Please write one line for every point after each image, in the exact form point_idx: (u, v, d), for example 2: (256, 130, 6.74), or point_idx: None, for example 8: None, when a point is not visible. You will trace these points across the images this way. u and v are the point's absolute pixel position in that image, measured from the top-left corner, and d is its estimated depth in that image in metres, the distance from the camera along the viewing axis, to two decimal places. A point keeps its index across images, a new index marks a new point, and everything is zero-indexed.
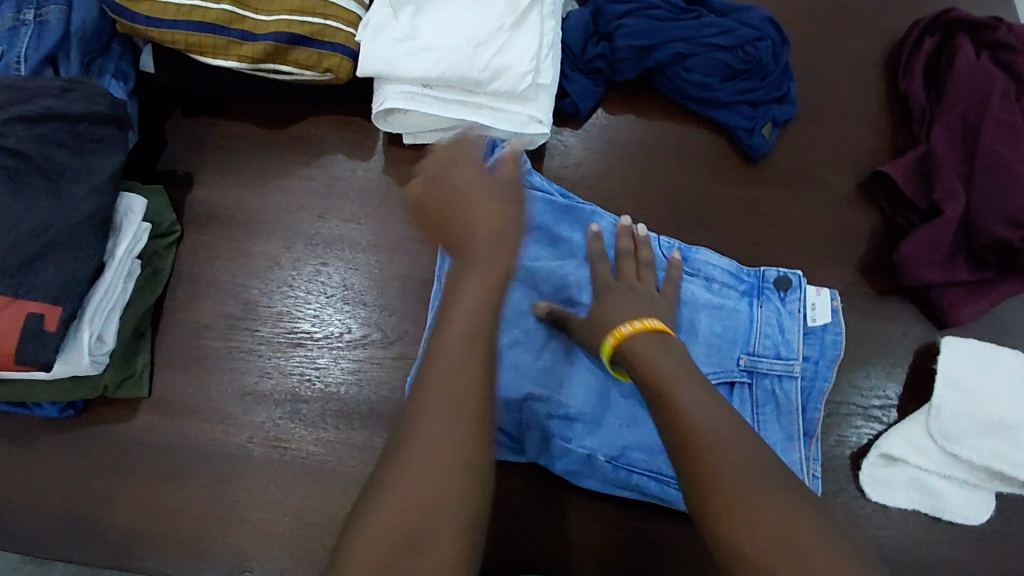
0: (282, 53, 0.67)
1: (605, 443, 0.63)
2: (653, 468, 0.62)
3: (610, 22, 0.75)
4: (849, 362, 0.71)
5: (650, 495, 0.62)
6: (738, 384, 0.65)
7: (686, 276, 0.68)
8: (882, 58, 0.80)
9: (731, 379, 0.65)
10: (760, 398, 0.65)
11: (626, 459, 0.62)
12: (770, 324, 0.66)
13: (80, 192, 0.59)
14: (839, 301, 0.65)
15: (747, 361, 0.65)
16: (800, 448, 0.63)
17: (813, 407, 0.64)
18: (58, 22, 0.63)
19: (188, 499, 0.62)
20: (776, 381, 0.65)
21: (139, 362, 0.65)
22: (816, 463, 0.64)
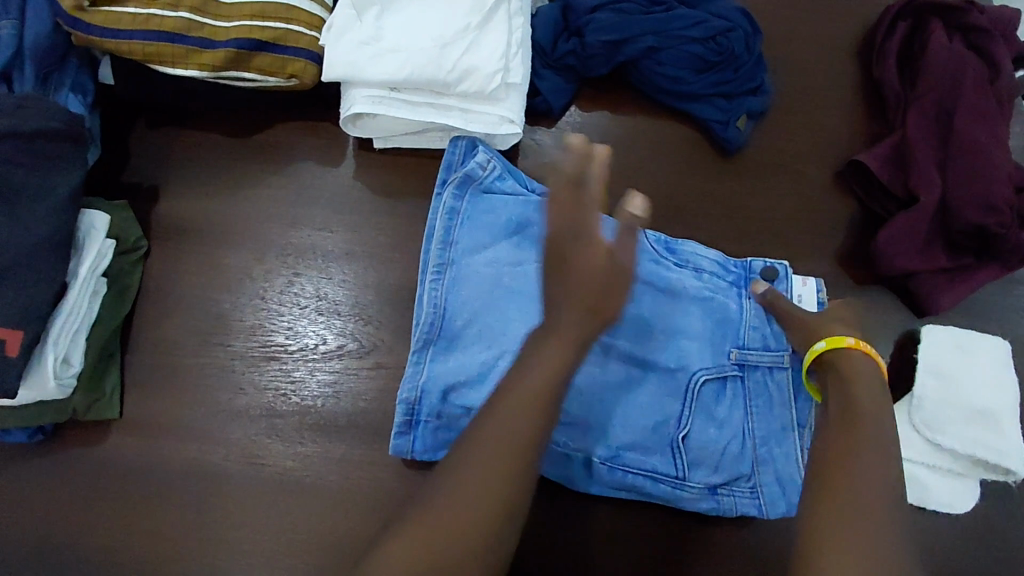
0: (242, 61, 0.65)
1: (600, 443, 0.62)
2: (650, 467, 0.62)
3: (580, 17, 0.73)
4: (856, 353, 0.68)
5: (650, 495, 0.62)
6: (732, 377, 0.63)
7: (675, 267, 0.67)
8: (856, 46, 0.80)
9: (722, 373, 0.63)
10: (753, 390, 0.63)
11: (624, 459, 0.62)
12: (759, 314, 0.65)
13: (39, 212, 0.57)
14: (826, 293, 0.65)
15: (738, 354, 0.64)
16: (794, 439, 0.62)
17: (804, 397, 0.63)
18: (11, 36, 0.62)
19: (164, 519, 0.61)
20: (767, 373, 0.63)
21: (108, 383, 0.63)
22: (810, 452, 0.62)
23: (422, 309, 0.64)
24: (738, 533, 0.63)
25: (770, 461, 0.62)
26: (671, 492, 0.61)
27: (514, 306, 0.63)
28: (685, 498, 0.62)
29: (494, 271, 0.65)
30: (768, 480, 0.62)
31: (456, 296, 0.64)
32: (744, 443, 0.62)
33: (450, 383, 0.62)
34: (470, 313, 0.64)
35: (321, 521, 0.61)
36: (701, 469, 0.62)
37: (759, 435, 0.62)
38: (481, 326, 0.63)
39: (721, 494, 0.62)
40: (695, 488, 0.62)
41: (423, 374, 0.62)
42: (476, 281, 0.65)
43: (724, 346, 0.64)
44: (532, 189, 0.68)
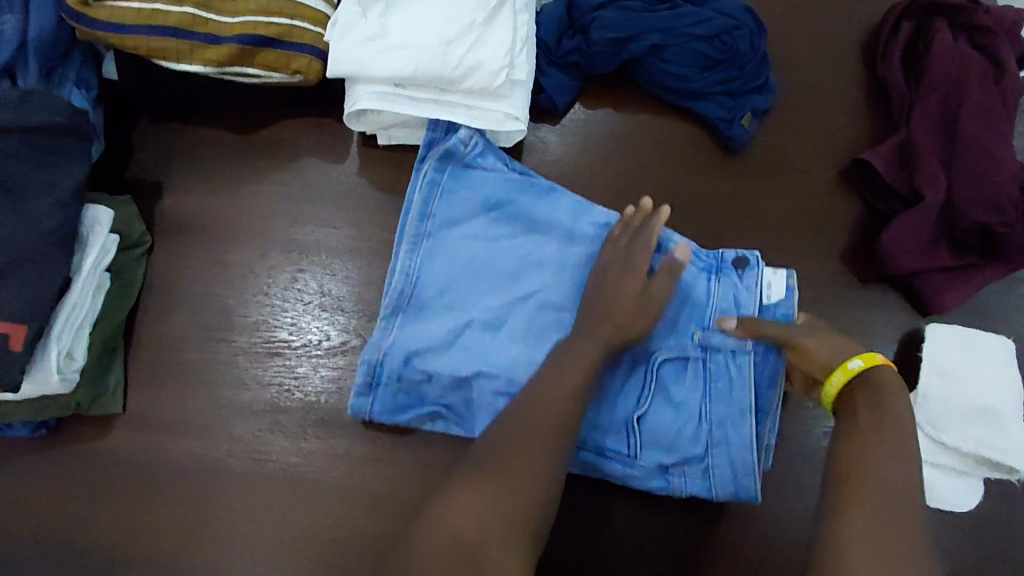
0: (247, 56, 0.65)
1: None
2: (610, 444, 0.62)
3: (585, 14, 0.73)
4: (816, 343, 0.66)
5: (608, 471, 0.62)
6: (692, 359, 0.63)
7: None
8: (861, 44, 0.80)
9: (684, 355, 0.63)
10: (713, 372, 0.62)
11: (575, 438, 0.62)
12: (726, 299, 0.64)
13: (44, 206, 0.57)
14: (794, 279, 0.63)
15: (700, 336, 0.63)
16: (750, 424, 0.61)
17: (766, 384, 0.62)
18: (15, 30, 0.61)
19: (168, 515, 0.61)
20: (729, 357, 0.62)
21: (112, 378, 0.63)
22: (770, 437, 0.62)
23: (395, 277, 0.65)
24: (741, 530, 0.63)
25: (724, 444, 0.61)
26: (619, 470, 0.62)
27: (485, 281, 0.65)
28: (635, 477, 0.62)
29: (468, 246, 0.66)
30: (721, 464, 0.61)
31: (428, 268, 0.65)
32: (699, 425, 0.62)
33: (414, 349, 0.62)
34: (441, 284, 0.65)
35: (324, 517, 0.61)
36: (654, 448, 0.62)
37: (716, 417, 0.61)
38: (448, 297, 0.64)
39: (670, 476, 0.62)
40: (646, 468, 0.62)
41: (390, 339, 0.63)
42: (450, 254, 0.66)
43: (685, 327, 0.64)
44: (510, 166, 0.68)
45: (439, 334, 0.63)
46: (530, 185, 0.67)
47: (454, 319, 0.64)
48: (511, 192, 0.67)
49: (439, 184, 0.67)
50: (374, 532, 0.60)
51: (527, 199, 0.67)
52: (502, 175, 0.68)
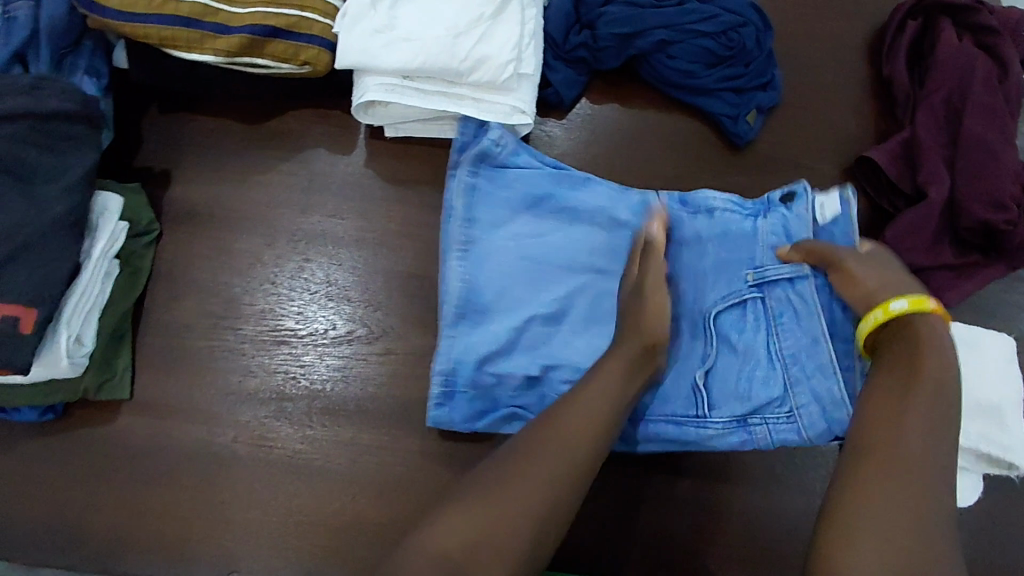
0: (257, 46, 0.65)
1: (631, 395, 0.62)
2: (680, 415, 0.62)
3: (592, 10, 0.74)
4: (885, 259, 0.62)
5: (683, 445, 0.62)
6: (751, 300, 0.63)
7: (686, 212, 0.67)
8: (866, 43, 0.80)
9: (742, 297, 0.63)
10: (776, 308, 0.62)
11: (649, 412, 0.62)
12: (776, 233, 0.64)
13: (55, 191, 0.57)
14: (847, 192, 0.63)
15: (755, 275, 0.63)
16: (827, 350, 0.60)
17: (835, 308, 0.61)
18: (27, 17, 0.62)
19: (174, 500, 0.61)
20: (788, 288, 0.62)
21: (120, 363, 0.63)
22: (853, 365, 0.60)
23: (452, 288, 0.65)
24: (741, 521, 0.64)
25: (804, 380, 0.60)
26: (696, 432, 0.61)
27: (543, 275, 0.65)
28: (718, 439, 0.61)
29: (516, 246, 0.66)
30: (804, 400, 0.60)
31: (482, 273, 0.65)
32: (771, 369, 0.61)
33: (484, 354, 0.63)
34: (497, 286, 0.65)
35: (330, 503, 0.61)
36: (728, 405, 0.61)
37: (788, 352, 0.61)
38: (504, 296, 0.65)
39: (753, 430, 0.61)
40: (727, 427, 0.61)
41: (459, 349, 0.63)
42: (501, 257, 0.66)
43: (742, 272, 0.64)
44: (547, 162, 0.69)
45: (500, 336, 0.63)
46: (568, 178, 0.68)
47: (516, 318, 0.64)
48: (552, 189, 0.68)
49: (481, 187, 0.68)
50: (379, 518, 0.61)
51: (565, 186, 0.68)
52: (536, 172, 0.68)
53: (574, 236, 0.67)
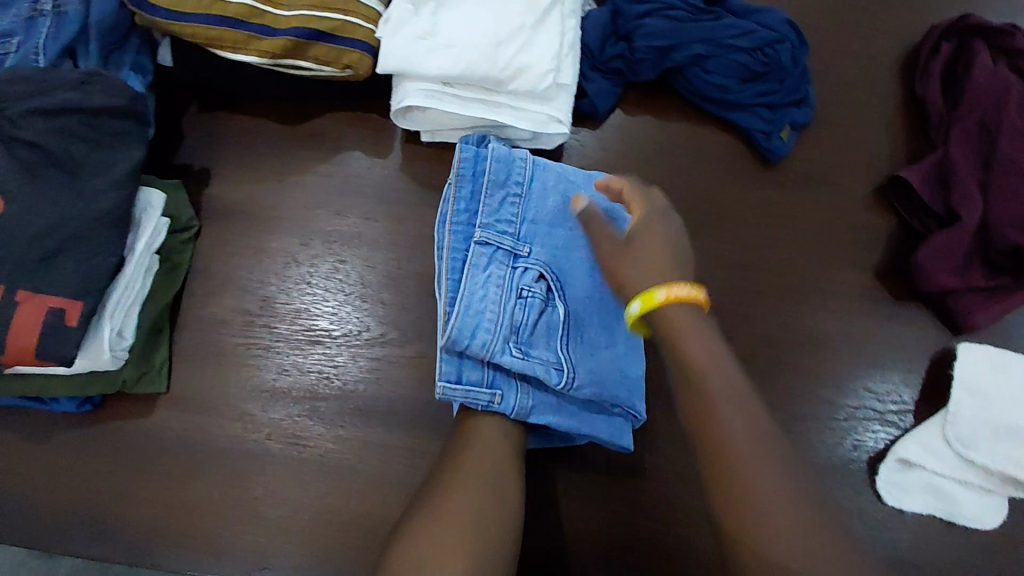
0: (301, 49, 0.66)
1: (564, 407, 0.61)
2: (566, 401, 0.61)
3: (629, 22, 0.74)
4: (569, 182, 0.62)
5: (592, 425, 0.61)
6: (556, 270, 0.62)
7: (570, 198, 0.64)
8: (899, 62, 0.80)
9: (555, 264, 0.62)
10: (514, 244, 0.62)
11: (581, 427, 0.61)
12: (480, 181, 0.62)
13: (101, 185, 0.58)
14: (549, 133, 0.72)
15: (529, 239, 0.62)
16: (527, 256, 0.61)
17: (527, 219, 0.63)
18: (77, 13, 0.63)
19: (207, 494, 0.62)
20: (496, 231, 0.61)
21: (158, 358, 0.64)
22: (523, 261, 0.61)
23: (452, 314, 0.58)
24: None
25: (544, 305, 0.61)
26: (556, 407, 0.60)
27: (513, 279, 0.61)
28: (625, 400, 0.61)
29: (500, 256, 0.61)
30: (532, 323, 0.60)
31: (477, 296, 0.59)
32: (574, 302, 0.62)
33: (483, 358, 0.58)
34: (484, 294, 0.59)
35: (361, 503, 0.62)
36: (591, 365, 0.60)
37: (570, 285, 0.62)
38: (492, 305, 0.59)
39: (632, 357, 0.63)
40: (606, 380, 0.61)
41: (470, 375, 0.59)
42: (485, 268, 0.60)
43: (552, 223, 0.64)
44: (517, 158, 0.64)
45: (488, 342, 0.57)
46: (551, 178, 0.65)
47: (506, 328, 0.59)
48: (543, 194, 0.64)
49: (460, 198, 0.62)
50: None
51: (525, 182, 0.63)
52: (508, 174, 0.63)
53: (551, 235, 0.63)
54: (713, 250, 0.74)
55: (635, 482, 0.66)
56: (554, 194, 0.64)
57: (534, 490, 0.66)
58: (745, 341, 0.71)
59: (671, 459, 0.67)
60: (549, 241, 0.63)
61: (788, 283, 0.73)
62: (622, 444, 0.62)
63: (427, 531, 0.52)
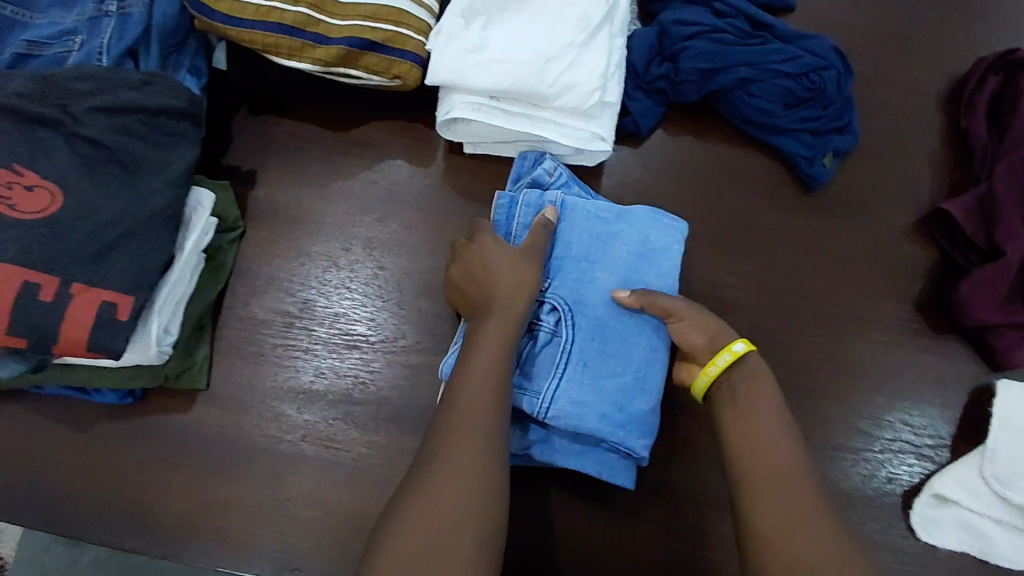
0: (353, 58, 0.67)
1: (559, 441, 0.63)
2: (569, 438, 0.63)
3: (675, 43, 0.74)
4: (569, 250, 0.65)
5: (585, 459, 0.62)
6: (574, 306, 0.63)
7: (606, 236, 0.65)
8: (943, 94, 0.80)
9: (574, 300, 0.63)
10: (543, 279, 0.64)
11: (568, 460, 0.62)
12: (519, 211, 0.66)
13: (155, 184, 0.59)
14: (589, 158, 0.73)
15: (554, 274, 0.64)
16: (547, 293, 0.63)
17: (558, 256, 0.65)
18: (141, 15, 0.64)
19: (241, 493, 0.63)
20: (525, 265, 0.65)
21: (199, 355, 0.65)
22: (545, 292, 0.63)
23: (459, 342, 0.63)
24: None
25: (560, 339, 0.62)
26: (550, 440, 0.63)
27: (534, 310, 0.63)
28: (618, 437, 0.59)
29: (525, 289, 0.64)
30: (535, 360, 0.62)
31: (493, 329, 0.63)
32: (591, 340, 0.62)
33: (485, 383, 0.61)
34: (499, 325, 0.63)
35: None
36: (579, 400, 0.60)
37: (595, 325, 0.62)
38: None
39: (635, 398, 0.61)
40: (591, 415, 0.59)
41: None
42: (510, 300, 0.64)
43: (580, 255, 0.65)
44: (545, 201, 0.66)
45: None
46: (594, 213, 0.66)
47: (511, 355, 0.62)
48: (580, 228, 0.66)
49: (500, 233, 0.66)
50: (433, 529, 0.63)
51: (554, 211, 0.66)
52: (534, 207, 0.66)
53: (583, 271, 0.64)
54: (750, 274, 0.74)
55: (664, 501, 0.66)
56: (585, 229, 0.66)
57: (563, 506, 0.66)
58: (779, 366, 0.71)
59: (703, 482, 0.66)
60: (573, 277, 0.64)
61: (825, 311, 0.73)
62: (614, 480, 0.62)
63: (411, 524, 0.46)
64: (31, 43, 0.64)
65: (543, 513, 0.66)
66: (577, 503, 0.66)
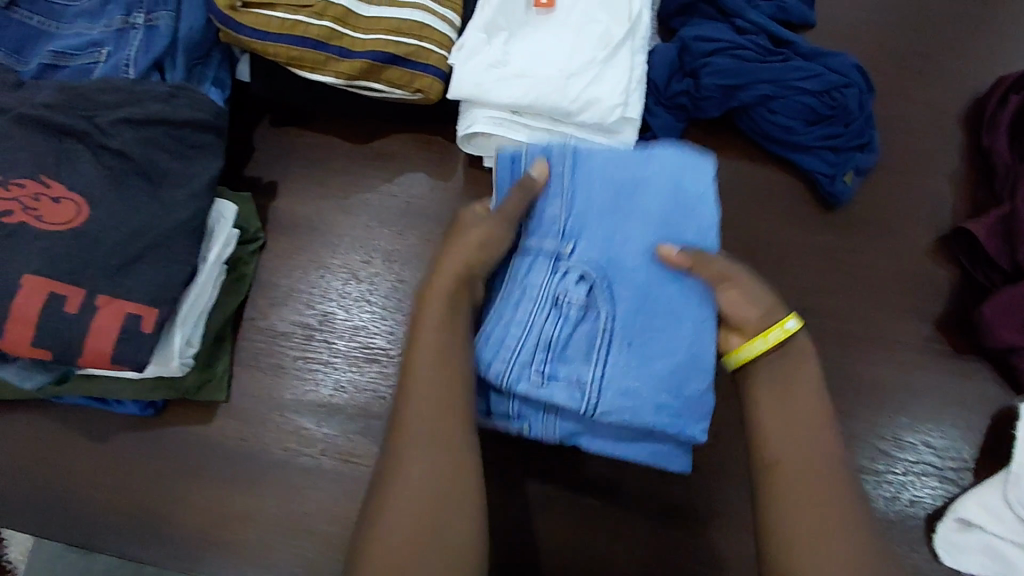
0: (376, 72, 0.67)
1: (604, 434, 0.58)
2: (610, 434, 0.58)
3: (696, 59, 0.74)
4: (593, 209, 0.57)
5: (634, 450, 0.58)
6: (607, 279, 0.55)
7: (633, 187, 0.57)
8: (964, 112, 0.80)
9: (607, 270, 0.56)
10: (563, 248, 0.56)
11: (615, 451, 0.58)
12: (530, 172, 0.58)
13: (180, 196, 0.59)
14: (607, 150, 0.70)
15: (578, 242, 0.56)
16: (571, 267, 0.56)
17: (579, 218, 0.57)
18: (167, 27, 0.65)
19: (260, 506, 0.63)
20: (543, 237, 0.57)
21: (220, 367, 0.65)
22: (568, 265, 0.56)
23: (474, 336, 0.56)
24: None
25: (593, 320, 0.55)
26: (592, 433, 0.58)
27: (558, 289, 0.55)
28: (675, 426, 0.55)
29: (545, 263, 0.56)
30: (566, 348, 0.55)
31: (511, 316, 0.55)
32: (630, 315, 0.55)
33: (511, 381, 0.55)
34: (519, 308, 0.55)
35: None
36: (629, 388, 0.54)
37: (632, 298, 0.55)
38: (513, 328, 0.55)
39: (687, 376, 0.55)
40: (646, 405, 0.54)
41: (498, 407, 0.58)
42: (528, 279, 0.56)
43: (608, 214, 0.57)
44: (558, 157, 0.58)
45: (505, 373, 0.55)
46: (614, 161, 0.57)
47: (537, 345, 0.55)
48: (601, 181, 0.57)
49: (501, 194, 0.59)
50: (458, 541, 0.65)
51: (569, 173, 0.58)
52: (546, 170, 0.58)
53: (610, 234, 0.56)
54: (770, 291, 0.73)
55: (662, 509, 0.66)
56: (605, 186, 0.57)
57: (583, 524, 0.66)
58: None
59: (722, 503, 0.66)
60: (600, 243, 0.56)
61: (846, 329, 0.72)
62: (668, 467, 0.58)
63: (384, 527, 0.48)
64: (57, 54, 0.65)
65: (564, 531, 0.66)
66: (598, 521, 0.66)
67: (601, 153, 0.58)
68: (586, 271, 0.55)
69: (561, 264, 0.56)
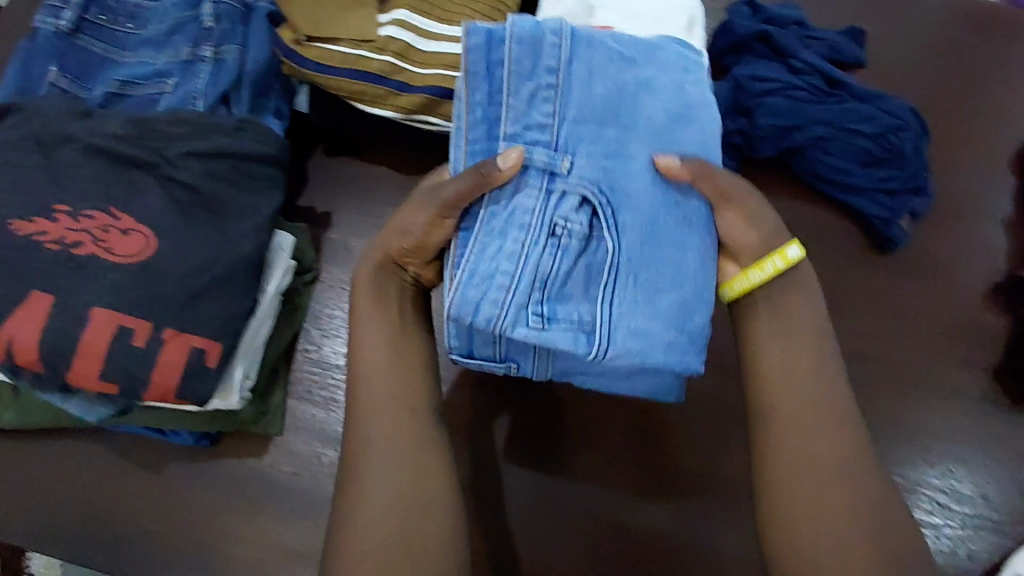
0: (433, 106, 0.67)
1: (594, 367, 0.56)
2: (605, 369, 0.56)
3: (751, 98, 0.74)
4: (587, 117, 0.50)
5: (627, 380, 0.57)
6: (607, 199, 0.49)
7: (633, 92, 0.51)
8: (1017, 156, 0.79)
9: (606, 190, 0.49)
10: (553, 162, 0.49)
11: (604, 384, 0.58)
12: (513, 78, 0.49)
13: (244, 229, 0.59)
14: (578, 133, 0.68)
15: (572, 157, 0.49)
16: (566, 185, 0.49)
17: (570, 125, 0.50)
18: (235, 61, 0.66)
19: (312, 543, 0.62)
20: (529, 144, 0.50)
21: (275, 399, 0.65)
22: (557, 184, 0.49)
23: (455, 276, 0.50)
24: None
25: (594, 249, 0.50)
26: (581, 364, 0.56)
27: (551, 215, 0.49)
28: (684, 363, 0.49)
29: (536, 181, 0.50)
30: (564, 282, 0.49)
31: (499, 249, 0.49)
32: (637, 241, 0.49)
33: (501, 326, 0.49)
34: (507, 240, 0.49)
35: None
36: (639, 325, 0.48)
37: (636, 224, 0.49)
38: (504, 261, 0.49)
39: (695, 305, 0.50)
40: (657, 346, 0.48)
41: (482, 350, 0.56)
42: (517, 205, 0.50)
43: (607, 123, 0.50)
44: (547, 46, 0.50)
45: (496, 317, 0.49)
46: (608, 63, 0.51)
47: (529, 280, 0.49)
48: (597, 84, 0.50)
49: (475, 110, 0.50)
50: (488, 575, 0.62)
51: (562, 69, 0.50)
52: (535, 63, 0.49)
53: (607, 147, 0.50)
54: None
55: (667, 530, 0.63)
56: (602, 91, 0.51)
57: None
58: None
59: None
60: (597, 154, 0.50)
61: (899, 375, 0.71)
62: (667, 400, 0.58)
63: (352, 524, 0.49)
64: (124, 83, 0.66)
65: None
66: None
67: (595, 52, 0.51)
68: (584, 193, 0.49)
69: (554, 185, 0.49)
